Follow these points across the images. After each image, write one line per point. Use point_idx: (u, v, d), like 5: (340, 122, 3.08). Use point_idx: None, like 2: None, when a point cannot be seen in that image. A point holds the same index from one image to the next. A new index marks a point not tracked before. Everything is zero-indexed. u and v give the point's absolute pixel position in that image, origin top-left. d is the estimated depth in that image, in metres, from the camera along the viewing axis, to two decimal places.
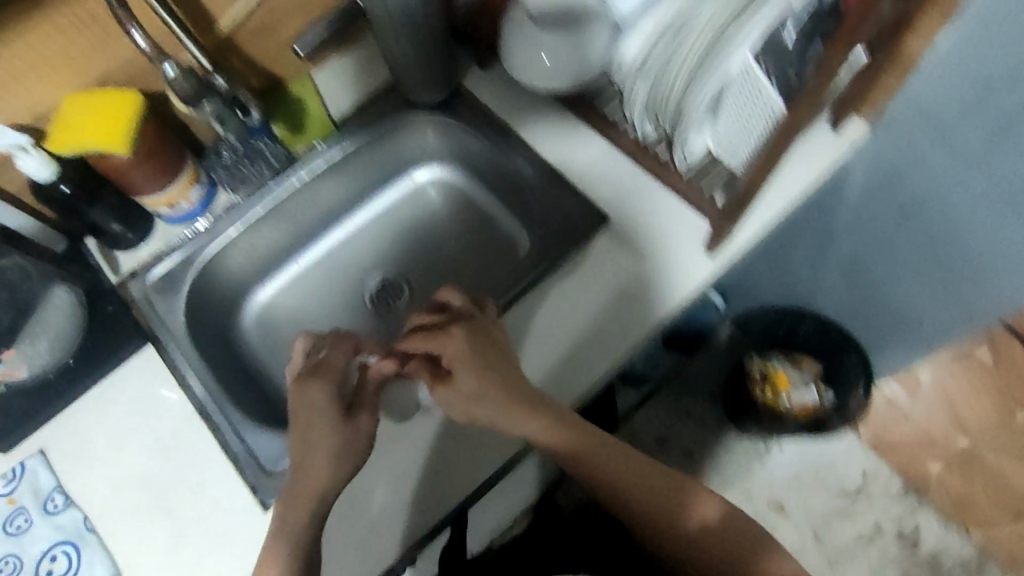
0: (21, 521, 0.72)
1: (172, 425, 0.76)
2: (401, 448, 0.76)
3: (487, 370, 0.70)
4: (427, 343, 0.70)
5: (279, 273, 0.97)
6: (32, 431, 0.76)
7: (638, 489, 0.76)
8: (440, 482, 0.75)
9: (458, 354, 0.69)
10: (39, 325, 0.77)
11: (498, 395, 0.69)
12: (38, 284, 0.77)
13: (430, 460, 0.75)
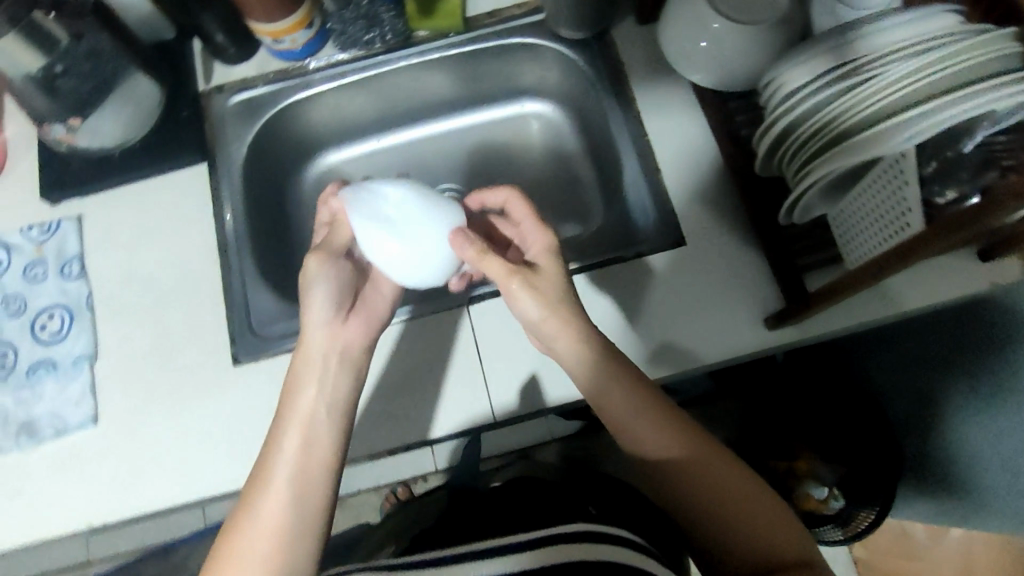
0: (39, 270, 0.78)
1: (191, 246, 0.78)
2: (375, 367, 0.75)
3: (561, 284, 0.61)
4: (522, 218, 0.65)
5: (357, 143, 0.96)
6: (76, 197, 0.80)
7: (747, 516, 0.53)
8: (396, 419, 0.73)
9: (537, 246, 0.63)
10: (116, 103, 0.78)
11: (572, 331, 0.60)
12: (127, 66, 0.78)
13: (395, 393, 0.74)
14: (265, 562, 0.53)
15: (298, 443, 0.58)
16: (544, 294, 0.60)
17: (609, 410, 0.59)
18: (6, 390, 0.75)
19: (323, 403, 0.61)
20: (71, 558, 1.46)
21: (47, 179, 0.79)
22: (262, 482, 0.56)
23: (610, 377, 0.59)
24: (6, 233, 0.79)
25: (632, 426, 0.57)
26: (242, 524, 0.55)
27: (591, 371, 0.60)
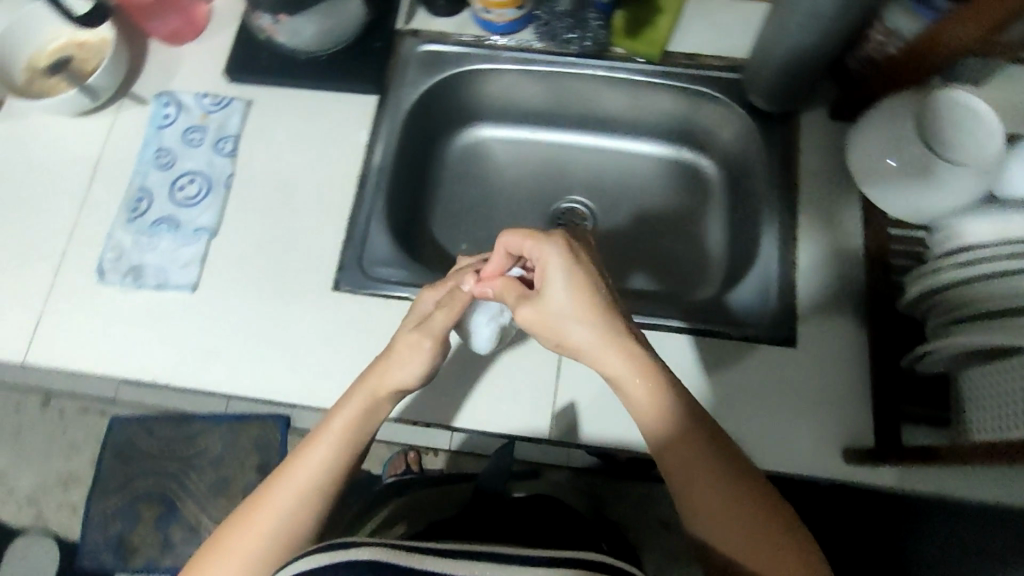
0: (196, 136, 0.82)
1: (334, 167, 0.81)
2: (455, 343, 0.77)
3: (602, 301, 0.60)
4: (528, 244, 0.63)
5: (514, 127, 0.96)
6: (252, 85, 0.84)
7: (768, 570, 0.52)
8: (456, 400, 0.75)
9: (548, 263, 0.61)
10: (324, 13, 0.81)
11: (619, 349, 0.59)
12: None
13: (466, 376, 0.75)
14: (270, 537, 0.60)
15: (322, 459, 0.62)
16: (599, 324, 0.59)
17: (674, 472, 0.57)
18: (130, 231, 0.79)
19: (365, 421, 0.65)
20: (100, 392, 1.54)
21: (235, 57, 0.83)
22: (282, 485, 0.62)
23: (683, 438, 0.57)
24: (183, 92, 0.84)
25: (700, 493, 0.56)
26: (264, 498, 0.61)
27: (655, 427, 0.59)
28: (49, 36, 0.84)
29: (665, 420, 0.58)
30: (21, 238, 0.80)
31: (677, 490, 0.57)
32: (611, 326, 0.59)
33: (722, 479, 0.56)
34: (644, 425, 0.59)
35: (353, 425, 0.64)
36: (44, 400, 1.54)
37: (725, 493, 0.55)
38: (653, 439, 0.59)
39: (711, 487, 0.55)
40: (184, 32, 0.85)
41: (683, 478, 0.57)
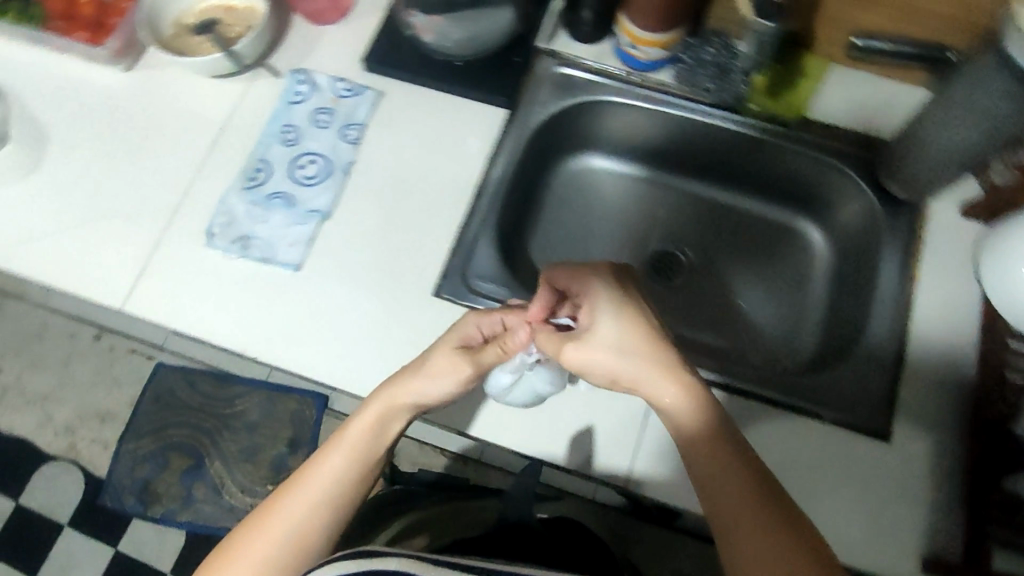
0: (324, 118, 0.82)
1: (453, 172, 0.81)
2: None
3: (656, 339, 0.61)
4: (573, 279, 0.65)
5: (628, 162, 0.95)
6: (388, 78, 0.84)
7: None
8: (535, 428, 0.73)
9: (594, 297, 0.63)
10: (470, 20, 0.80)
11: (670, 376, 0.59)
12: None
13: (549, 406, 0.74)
14: (284, 546, 0.60)
15: (337, 469, 0.63)
16: (647, 355, 0.59)
17: (726, 528, 0.54)
18: (243, 201, 0.79)
19: (375, 432, 0.65)
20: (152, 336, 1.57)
21: (377, 47, 0.84)
22: (297, 492, 0.62)
23: (737, 495, 0.55)
24: (318, 73, 0.84)
25: (749, 553, 0.52)
26: (275, 506, 0.62)
27: (709, 480, 0.57)
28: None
29: (719, 474, 0.56)
30: (137, 185, 0.80)
31: (732, 553, 0.54)
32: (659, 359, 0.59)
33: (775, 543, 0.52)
34: (702, 480, 0.57)
35: (366, 436, 0.65)
36: (97, 335, 1.58)
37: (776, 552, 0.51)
38: (707, 492, 0.57)
39: (761, 547, 0.52)
40: (325, 14, 0.87)
41: (737, 540, 0.53)
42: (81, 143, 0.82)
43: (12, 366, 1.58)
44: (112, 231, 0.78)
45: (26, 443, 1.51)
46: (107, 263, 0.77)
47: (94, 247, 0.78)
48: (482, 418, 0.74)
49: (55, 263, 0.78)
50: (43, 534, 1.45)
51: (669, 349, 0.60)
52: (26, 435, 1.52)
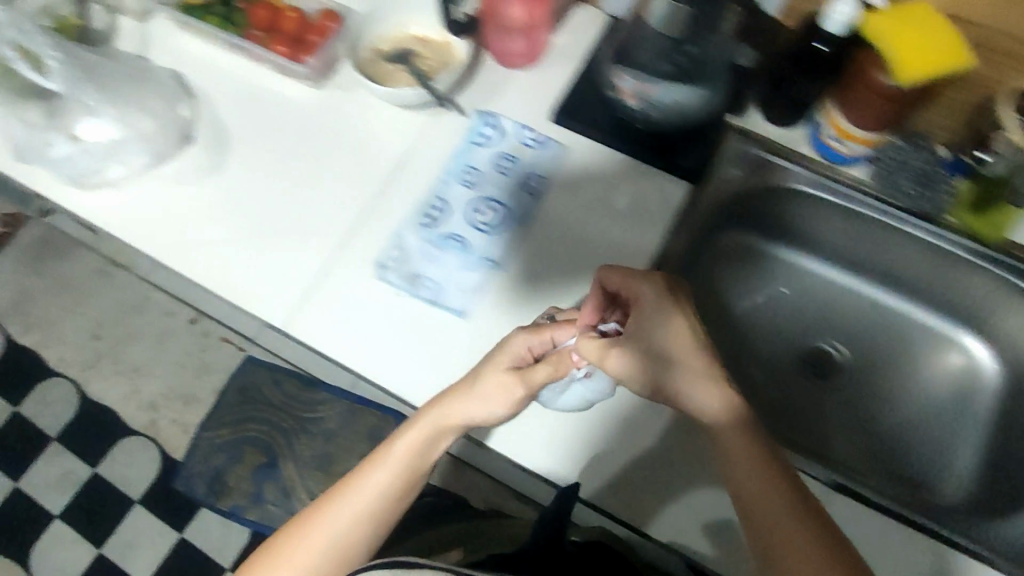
0: (506, 164, 0.81)
1: (629, 240, 0.79)
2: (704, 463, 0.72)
3: (698, 340, 0.63)
4: (623, 280, 0.67)
5: (790, 250, 0.89)
6: (574, 134, 0.83)
7: None
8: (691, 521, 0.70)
9: (646, 299, 0.65)
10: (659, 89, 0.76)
11: (717, 377, 0.62)
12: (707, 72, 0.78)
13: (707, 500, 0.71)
14: (324, 556, 0.62)
15: (379, 485, 0.64)
16: (697, 356, 0.62)
17: (756, 513, 0.57)
18: (419, 240, 0.77)
19: (419, 453, 0.66)
20: (246, 328, 1.59)
21: (572, 103, 0.83)
22: (338, 500, 0.64)
23: (765, 484, 0.57)
24: (505, 117, 0.83)
25: (784, 537, 0.55)
26: (319, 514, 0.64)
27: (738, 467, 0.59)
28: (399, 22, 0.86)
29: (751, 467, 0.58)
30: (313, 203, 0.80)
31: (759, 533, 0.56)
32: (710, 361, 0.62)
33: (803, 530, 0.55)
34: (729, 460, 0.59)
35: (412, 455, 0.65)
36: (194, 318, 1.61)
37: (807, 538, 0.54)
38: (731, 477, 0.59)
39: (792, 532, 0.55)
40: (514, 59, 0.85)
41: (765, 519, 0.56)
42: (263, 151, 0.83)
43: (109, 334, 1.61)
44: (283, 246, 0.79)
45: (111, 413, 1.53)
46: (276, 279, 0.77)
47: (264, 261, 0.78)
48: (635, 502, 0.71)
49: (227, 271, 0.79)
50: (113, 506, 1.45)
51: (694, 331, 0.64)
52: (112, 405, 1.53)
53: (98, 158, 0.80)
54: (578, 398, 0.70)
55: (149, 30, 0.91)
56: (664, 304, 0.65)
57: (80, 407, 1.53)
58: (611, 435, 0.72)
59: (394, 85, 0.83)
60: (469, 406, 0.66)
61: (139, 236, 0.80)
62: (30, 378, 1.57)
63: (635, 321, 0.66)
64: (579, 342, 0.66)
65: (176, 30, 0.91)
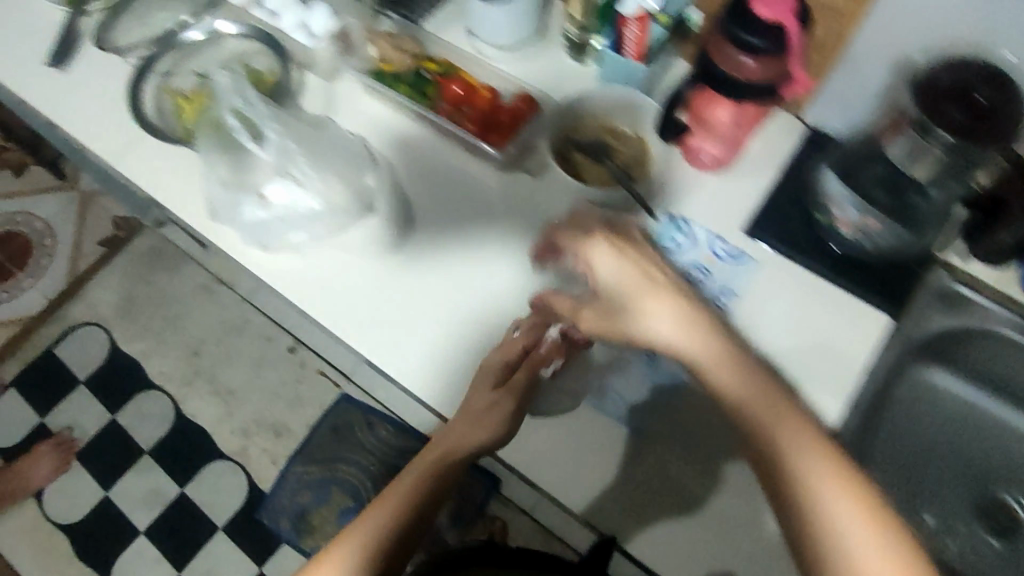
0: (699, 277, 0.78)
1: (826, 369, 0.74)
2: None
3: (674, 284, 0.57)
4: (576, 237, 0.62)
5: (973, 386, 0.84)
6: (771, 250, 0.80)
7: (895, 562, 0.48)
8: None
9: (600, 255, 0.60)
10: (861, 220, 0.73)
11: (669, 296, 0.57)
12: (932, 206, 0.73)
13: None
14: None
15: (386, 517, 0.66)
16: (681, 319, 0.56)
17: (792, 476, 0.51)
18: (604, 346, 0.76)
19: (423, 486, 0.68)
20: (342, 364, 1.57)
21: (770, 217, 0.81)
22: (345, 540, 0.65)
23: (803, 440, 0.52)
24: (698, 225, 0.81)
25: (828, 518, 0.50)
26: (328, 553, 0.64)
27: (772, 431, 0.53)
28: (591, 113, 0.85)
29: (786, 425, 0.52)
30: (495, 294, 0.79)
31: (767, 467, 0.53)
32: (689, 312, 0.56)
33: (839, 487, 0.50)
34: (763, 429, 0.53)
35: (418, 486, 0.68)
36: (292, 346, 1.60)
37: (858, 520, 0.49)
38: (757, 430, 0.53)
39: (841, 509, 0.50)
40: (702, 161, 0.83)
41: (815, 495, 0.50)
42: (446, 236, 0.83)
43: (207, 353, 1.62)
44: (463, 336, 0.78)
45: (203, 434, 1.53)
46: (455, 373, 0.77)
47: (444, 352, 0.78)
48: None
49: (406, 357, 0.78)
50: (197, 530, 1.45)
51: (681, 295, 0.57)
52: (205, 426, 1.54)
53: (289, 225, 0.80)
54: (559, 401, 0.76)
55: (336, 90, 0.91)
56: (618, 246, 0.60)
57: (174, 424, 1.54)
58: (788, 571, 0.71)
59: (584, 180, 0.82)
60: (468, 435, 0.69)
61: (321, 310, 0.80)
62: (130, 388, 1.59)
63: (595, 284, 0.61)
64: (546, 342, 0.72)
65: (363, 92, 0.90)
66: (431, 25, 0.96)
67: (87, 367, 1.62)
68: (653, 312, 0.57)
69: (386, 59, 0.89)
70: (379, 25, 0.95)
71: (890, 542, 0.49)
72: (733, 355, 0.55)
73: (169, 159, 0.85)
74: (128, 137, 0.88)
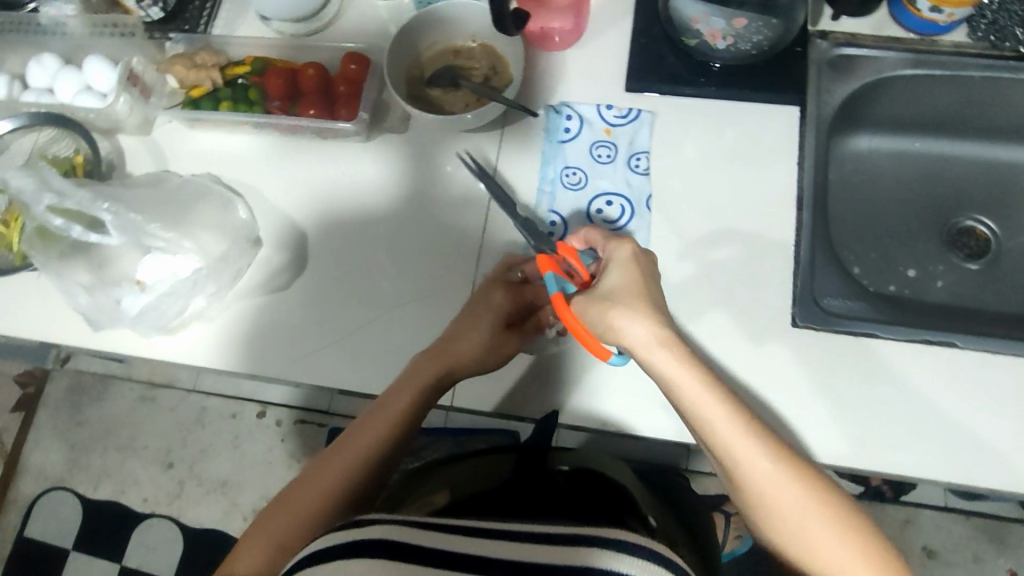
0: (606, 152, 0.75)
1: (757, 195, 0.72)
2: (923, 379, 0.66)
3: (653, 304, 0.59)
4: None
5: (900, 139, 0.83)
6: (663, 96, 0.76)
7: (799, 513, 0.54)
8: (947, 443, 0.64)
9: None
10: (815, 20, 0.77)
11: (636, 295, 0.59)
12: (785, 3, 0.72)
13: (956, 410, 0.65)
14: (288, 522, 0.61)
15: (368, 441, 0.64)
16: (649, 306, 0.59)
17: (753, 481, 0.55)
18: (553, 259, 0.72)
19: (403, 406, 0.65)
20: (317, 404, 1.49)
21: (644, 66, 0.77)
22: (343, 456, 0.64)
23: (774, 458, 0.55)
24: (581, 104, 0.77)
25: (792, 506, 0.54)
26: (297, 485, 0.63)
27: (675, 372, 0.57)
28: (426, 45, 0.78)
29: (676, 359, 0.57)
30: (422, 266, 0.74)
31: (677, 398, 0.58)
32: (636, 284, 0.60)
33: (800, 488, 0.54)
34: (689, 405, 0.57)
35: (406, 412, 0.65)
36: (260, 412, 1.52)
37: (769, 456, 0.55)
38: (657, 363, 0.58)
39: (792, 490, 0.54)
40: (554, 42, 0.78)
41: (764, 487, 0.54)
42: (343, 228, 0.77)
43: (180, 457, 1.52)
44: (411, 324, 0.72)
45: (220, 534, 1.46)
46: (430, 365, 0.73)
47: (391, 346, 0.72)
48: (886, 441, 0.65)
49: (360, 367, 0.72)
50: None
51: (628, 270, 0.61)
52: (215, 526, 1.47)
53: (179, 295, 0.70)
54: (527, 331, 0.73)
55: (158, 141, 0.81)
56: None
57: (184, 538, 1.47)
58: (817, 390, 0.66)
59: (449, 111, 0.76)
60: (466, 346, 0.67)
61: (261, 365, 0.73)
62: (125, 529, 1.50)
63: None
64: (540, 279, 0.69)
65: (188, 130, 0.81)
66: (220, 30, 0.85)
67: (71, 531, 1.51)
68: (622, 315, 0.58)
69: (190, 83, 0.79)
70: (167, 52, 0.83)
71: (760, 433, 0.56)
72: (649, 302, 0.59)
73: (19, 291, 0.76)
74: None
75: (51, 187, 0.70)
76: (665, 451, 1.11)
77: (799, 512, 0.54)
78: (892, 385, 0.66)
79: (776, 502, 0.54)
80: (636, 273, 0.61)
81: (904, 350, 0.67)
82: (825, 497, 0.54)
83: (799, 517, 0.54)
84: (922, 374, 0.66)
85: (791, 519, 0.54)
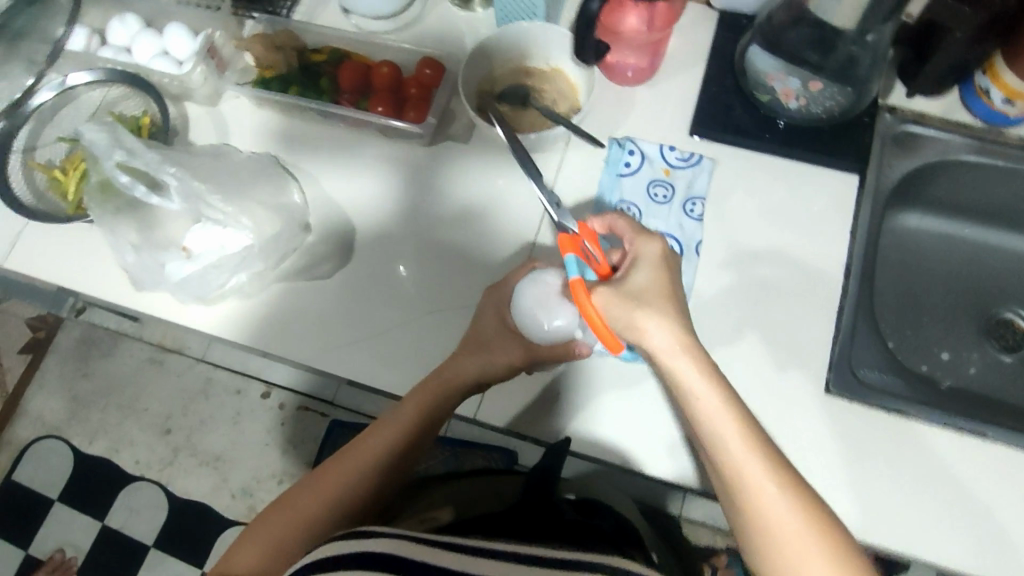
0: (663, 192, 0.75)
1: (808, 257, 0.73)
2: (950, 464, 0.66)
3: (675, 307, 0.60)
4: None
5: (950, 222, 0.84)
6: (726, 146, 0.77)
7: (795, 545, 0.51)
8: (969, 532, 0.63)
9: None
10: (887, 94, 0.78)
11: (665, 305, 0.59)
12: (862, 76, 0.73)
13: (982, 500, 0.64)
14: (289, 523, 0.61)
15: (373, 445, 0.65)
16: (674, 316, 0.59)
17: (755, 510, 0.53)
18: None
19: (408, 416, 0.65)
20: (323, 393, 1.49)
21: (712, 114, 0.78)
22: (347, 460, 0.64)
23: (778, 488, 0.53)
24: (645, 141, 0.78)
25: (790, 539, 0.51)
26: (299, 486, 0.64)
27: (696, 393, 0.57)
28: (500, 61, 0.79)
29: (700, 378, 0.57)
30: (464, 276, 0.75)
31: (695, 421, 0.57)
32: (664, 291, 0.60)
33: (800, 520, 0.52)
34: (701, 422, 0.56)
35: (412, 420, 0.65)
36: (265, 392, 1.52)
37: (774, 485, 0.53)
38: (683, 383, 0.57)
39: (793, 521, 0.52)
40: (628, 76, 0.79)
41: (762, 513, 0.52)
42: (393, 226, 0.77)
43: (179, 425, 1.52)
44: (446, 331, 0.73)
45: (206, 507, 1.46)
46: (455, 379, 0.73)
47: (423, 351, 0.72)
48: (907, 520, 0.64)
49: (390, 366, 0.72)
50: None
51: (656, 275, 0.61)
52: (203, 499, 1.46)
53: (223, 269, 0.71)
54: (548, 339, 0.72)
55: (224, 115, 0.82)
56: None
57: (170, 506, 1.47)
58: (843, 459, 0.66)
59: (513, 127, 0.77)
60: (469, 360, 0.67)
61: (293, 349, 0.73)
62: (113, 488, 1.49)
63: None
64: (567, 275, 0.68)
65: (255, 108, 0.83)
66: (302, 16, 0.86)
67: (59, 482, 1.51)
68: (647, 319, 0.58)
69: (266, 63, 0.81)
70: (247, 30, 0.85)
71: (769, 461, 0.54)
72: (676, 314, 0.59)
73: (68, 241, 0.77)
74: (12, 227, 0.78)
75: (124, 145, 0.71)
76: (665, 494, 1.11)
77: (795, 543, 0.51)
78: (920, 465, 0.66)
79: (775, 534, 0.52)
80: (663, 274, 0.61)
81: (936, 432, 0.67)
82: (826, 533, 0.51)
83: (797, 552, 0.51)
84: (951, 459, 0.66)
85: (786, 550, 0.51)
